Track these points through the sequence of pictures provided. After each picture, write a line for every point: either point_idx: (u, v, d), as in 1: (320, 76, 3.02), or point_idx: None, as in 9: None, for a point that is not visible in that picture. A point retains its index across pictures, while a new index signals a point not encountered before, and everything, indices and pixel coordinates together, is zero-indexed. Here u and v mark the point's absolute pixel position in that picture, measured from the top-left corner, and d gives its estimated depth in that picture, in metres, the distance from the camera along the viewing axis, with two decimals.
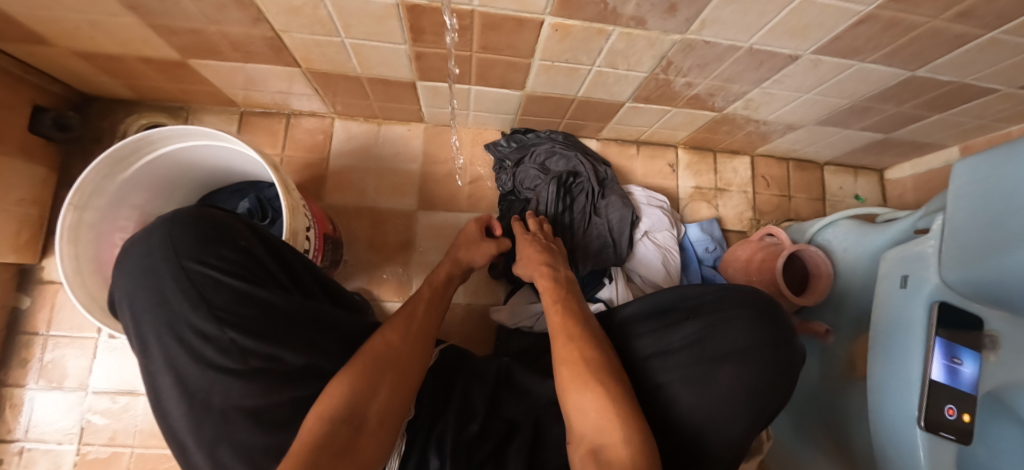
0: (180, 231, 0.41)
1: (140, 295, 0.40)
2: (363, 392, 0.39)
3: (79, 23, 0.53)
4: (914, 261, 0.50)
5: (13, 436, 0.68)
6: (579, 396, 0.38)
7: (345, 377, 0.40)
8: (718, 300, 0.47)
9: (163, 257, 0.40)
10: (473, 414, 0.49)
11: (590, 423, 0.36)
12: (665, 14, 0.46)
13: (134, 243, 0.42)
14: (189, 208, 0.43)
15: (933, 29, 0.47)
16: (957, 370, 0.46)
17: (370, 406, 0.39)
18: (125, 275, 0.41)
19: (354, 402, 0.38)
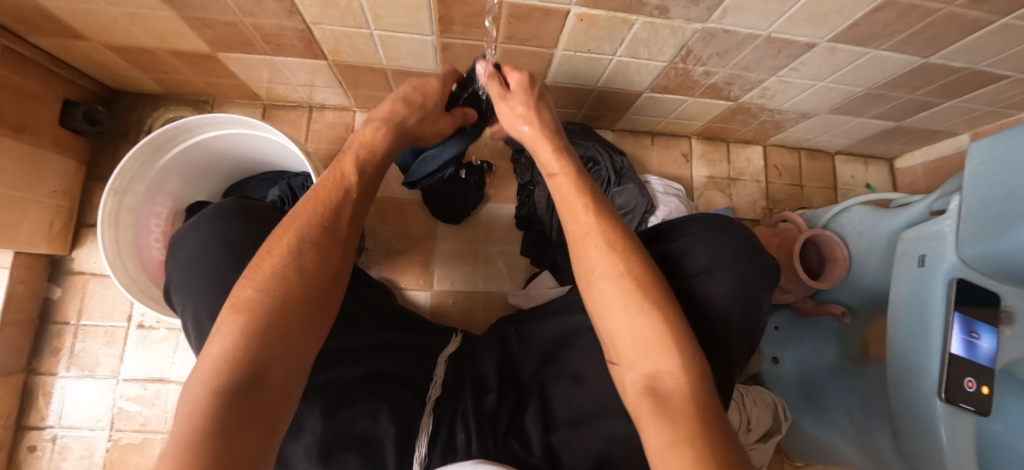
0: (230, 223, 0.42)
1: (189, 284, 0.40)
2: (270, 348, 0.32)
3: (116, 17, 0.55)
4: (932, 239, 0.51)
5: (46, 423, 0.69)
6: (620, 318, 0.35)
7: (228, 327, 0.31)
8: (699, 226, 0.46)
9: (217, 246, 0.41)
10: (487, 389, 0.50)
11: (644, 356, 0.34)
12: (690, 3, 0.48)
13: (184, 234, 0.43)
14: (229, 201, 0.45)
15: (948, 15, 0.49)
16: (976, 344, 0.47)
17: (275, 364, 0.32)
18: (177, 266, 0.41)
19: (257, 359, 0.31)
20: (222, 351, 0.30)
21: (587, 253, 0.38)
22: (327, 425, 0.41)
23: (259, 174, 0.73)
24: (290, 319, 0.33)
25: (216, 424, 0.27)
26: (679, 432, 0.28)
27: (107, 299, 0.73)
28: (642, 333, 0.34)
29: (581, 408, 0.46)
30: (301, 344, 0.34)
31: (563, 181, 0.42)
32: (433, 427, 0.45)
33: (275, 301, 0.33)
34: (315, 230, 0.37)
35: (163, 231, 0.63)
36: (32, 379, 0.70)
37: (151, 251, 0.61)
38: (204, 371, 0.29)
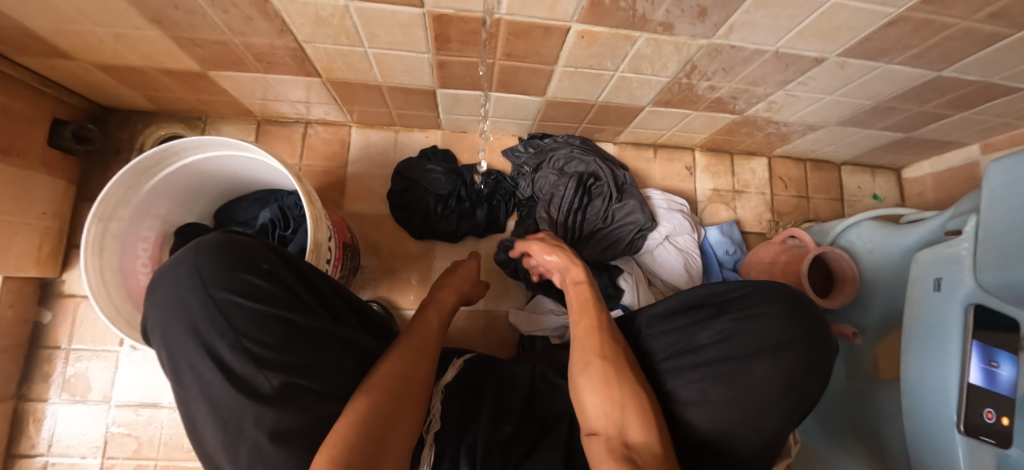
0: (206, 259, 0.39)
1: (171, 324, 0.37)
2: (381, 423, 0.35)
3: (102, 37, 0.53)
4: (948, 263, 0.49)
5: (37, 450, 0.67)
6: (590, 401, 0.39)
7: (359, 402, 0.36)
8: (747, 288, 0.46)
9: (190, 285, 0.38)
10: (507, 417, 0.49)
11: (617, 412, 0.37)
12: (695, 19, 0.46)
13: (163, 273, 0.39)
14: (214, 235, 0.41)
15: (964, 30, 0.47)
16: (996, 374, 0.45)
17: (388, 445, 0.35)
18: (155, 306, 0.38)
19: (376, 431, 0.34)
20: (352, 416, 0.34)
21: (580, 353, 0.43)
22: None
23: (250, 194, 0.71)
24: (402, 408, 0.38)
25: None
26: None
27: (99, 322, 0.71)
28: (612, 412, 0.37)
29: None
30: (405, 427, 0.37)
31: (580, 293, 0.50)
32: (434, 459, 0.43)
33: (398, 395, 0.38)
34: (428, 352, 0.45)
35: (149, 255, 0.60)
36: (22, 406, 0.68)
37: (138, 277, 0.57)
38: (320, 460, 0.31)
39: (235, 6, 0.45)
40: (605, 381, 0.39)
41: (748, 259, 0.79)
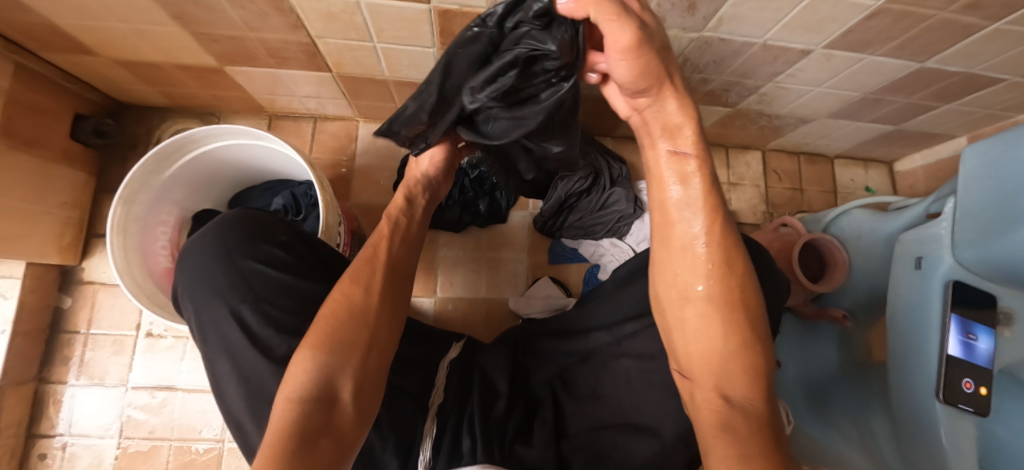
0: (231, 233, 0.43)
1: (199, 290, 0.42)
2: (331, 365, 0.35)
3: (125, 33, 0.56)
4: (930, 242, 0.51)
5: (56, 430, 0.70)
6: (696, 335, 0.35)
7: (309, 340, 0.36)
8: None
9: (218, 259, 0.42)
10: (498, 395, 0.52)
11: (718, 375, 0.34)
12: (685, 12, 0.49)
13: (191, 245, 0.44)
14: (236, 211, 0.46)
15: (941, 21, 0.49)
16: (975, 345, 0.48)
17: (342, 379, 0.36)
18: (186, 274, 0.43)
19: (326, 374, 0.35)
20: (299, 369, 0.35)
21: (677, 258, 0.37)
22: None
23: (262, 184, 0.75)
24: (347, 341, 0.37)
25: (289, 435, 0.31)
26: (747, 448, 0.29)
27: (117, 308, 0.75)
28: (721, 355, 0.34)
29: (598, 419, 0.50)
30: (365, 359, 0.37)
31: (693, 167, 0.36)
32: (437, 432, 0.47)
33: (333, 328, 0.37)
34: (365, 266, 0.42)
35: (168, 238, 0.65)
36: (42, 388, 0.71)
37: (157, 259, 0.62)
38: (280, 400, 0.34)
39: (252, 3, 0.48)
40: (718, 317, 0.34)
41: None
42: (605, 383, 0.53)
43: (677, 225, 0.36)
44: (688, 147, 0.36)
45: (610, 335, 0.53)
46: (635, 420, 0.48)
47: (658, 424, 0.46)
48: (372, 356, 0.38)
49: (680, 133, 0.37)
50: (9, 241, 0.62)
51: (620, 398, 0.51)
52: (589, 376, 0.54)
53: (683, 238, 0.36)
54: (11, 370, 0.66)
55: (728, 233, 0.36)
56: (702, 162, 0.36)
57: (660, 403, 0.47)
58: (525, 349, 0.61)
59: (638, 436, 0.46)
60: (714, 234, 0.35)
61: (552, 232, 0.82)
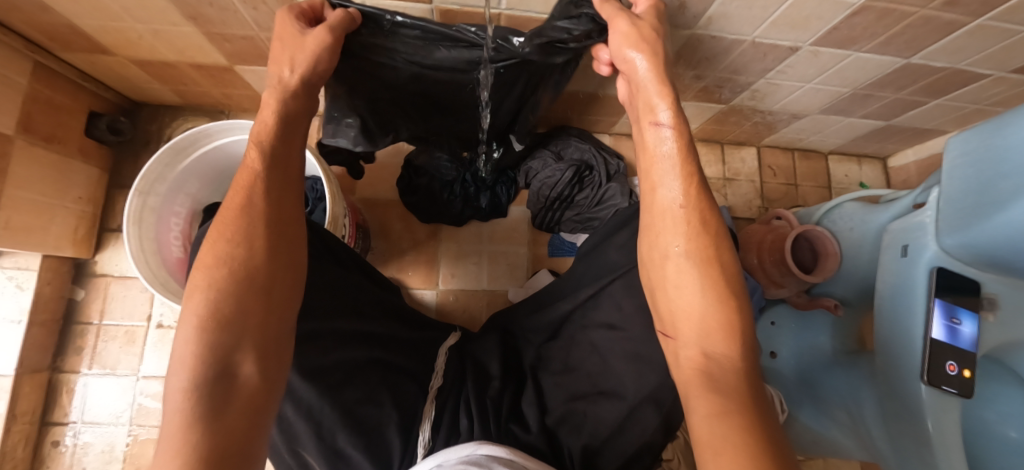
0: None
1: None
2: (222, 338, 0.30)
3: (143, 33, 0.59)
4: (914, 230, 0.53)
5: (69, 418, 0.72)
6: (683, 295, 0.38)
7: (196, 308, 0.31)
8: None
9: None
10: (490, 376, 0.57)
11: (702, 336, 0.35)
12: (676, 11, 0.51)
13: (205, 228, 0.49)
14: None
15: (923, 18, 0.51)
16: (958, 330, 0.50)
17: (241, 350, 0.30)
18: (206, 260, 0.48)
19: (218, 348, 0.29)
20: (184, 350, 0.29)
21: (662, 224, 0.41)
22: (338, 407, 0.44)
23: None
24: (241, 310, 0.32)
25: (190, 425, 0.26)
26: (728, 405, 0.30)
27: (128, 300, 0.77)
28: (706, 312, 0.36)
29: (573, 390, 0.54)
30: (270, 326, 0.33)
31: (668, 138, 0.41)
32: (436, 412, 0.51)
33: (219, 297, 0.31)
34: (239, 219, 0.35)
35: (181, 229, 0.68)
36: (56, 377, 0.73)
37: (171, 248, 0.66)
38: (176, 383, 0.28)
39: (264, 3, 0.51)
40: (700, 274, 0.37)
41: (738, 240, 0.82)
42: (576, 355, 0.57)
43: (658, 193, 0.41)
44: (665, 119, 0.41)
45: (571, 303, 0.61)
46: (603, 387, 0.52)
47: (620, 388, 0.50)
48: (272, 319, 0.33)
49: (657, 108, 0.42)
50: (28, 233, 0.65)
51: (589, 368, 0.55)
52: (562, 351, 0.60)
53: (664, 205, 0.40)
54: (27, 358, 0.69)
55: (704, 197, 0.40)
56: (678, 136, 0.41)
57: (622, 370, 0.51)
58: (513, 333, 0.67)
59: (606, 400, 0.51)
60: (689, 199, 0.39)
61: (551, 227, 0.83)
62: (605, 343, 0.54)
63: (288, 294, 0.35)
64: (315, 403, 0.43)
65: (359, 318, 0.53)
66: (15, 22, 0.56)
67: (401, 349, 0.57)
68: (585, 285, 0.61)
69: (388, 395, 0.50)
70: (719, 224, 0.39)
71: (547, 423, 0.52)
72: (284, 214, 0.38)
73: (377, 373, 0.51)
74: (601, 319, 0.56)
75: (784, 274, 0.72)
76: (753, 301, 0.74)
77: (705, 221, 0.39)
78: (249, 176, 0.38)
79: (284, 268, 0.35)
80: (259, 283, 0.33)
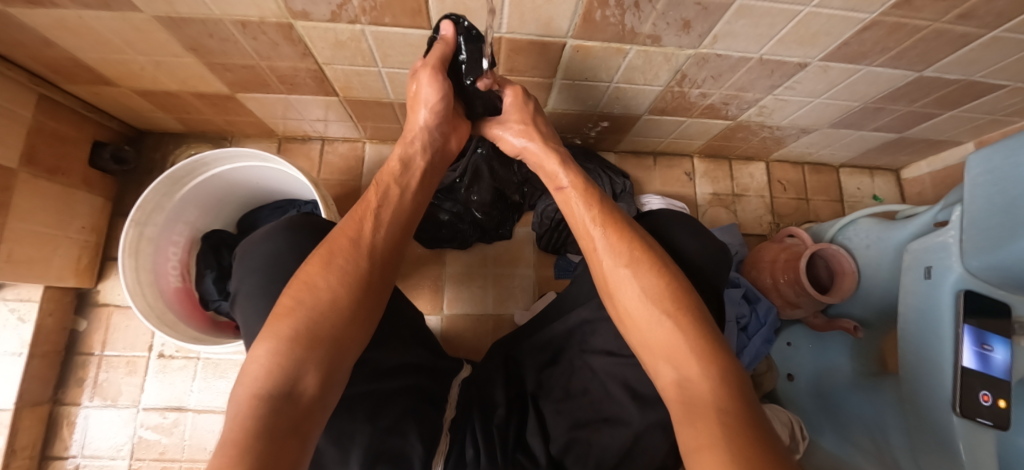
0: (302, 237, 0.49)
1: (274, 286, 0.45)
2: (299, 358, 0.36)
3: (144, 64, 0.59)
4: (937, 252, 0.51)
5: (70, 452, 0.71)
6: (649, 323, 0.40)
7: (274, 325, 0.37)
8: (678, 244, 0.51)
9: (289, 255, 0.47)
10: (496, 404, 0.55)
11: (671, 366, 0.38)
12: (680, 31, 0.50)
13: (256, 242, 0.49)
14: (298, 217, 0.52)
15: (935, 32, 0.50)
16: (990, 357, 0.47)
17: (308, 371, 0.36)
18: (256, 272, 0.46)
19: (295, 365, 0.36)
20: (263, 359, 0.36)
21: (599, 269, 0.45)
22: (374, 433, 0.45)
23: (271, 203, 0.77)
24: (322, 335, 0.38)
25: (251, 428, 0.32)
26: (706, 437, 0.31)
27: (131, 330, 0.76)
28: (671, 340, 0.38)
29: (575, 417, 0.53)
30: (336, 353, 0.38)
31: (572, 193, 0.49)
32: (450, 446, 0.49)
33: (312, 317, 0.38)
34: (347, 247, 0.43)
35: (179, 259, 0.68)
36: (57, 409, 0.73)
37: (168, 278, 0.65)
38: (245, 390, 0.35)
39: (263, 33, 0.50)
40: (646, 299, 0.41)
41: (751, 259, 0.80)
42: (578, 381, 0.56)
43: (586, 240, 0.47)
44: (565, 182, 0.51)
45: (565, 325, 0.58)
46: (606, 414, 0.51)
47: (624, 414, 0.49)
48: (339, 349, 0.38)
49: (556, 175, 0.52)
50: (30, 264, 0.65)
51: (592, 394, 0.53)
52: (562, 377, 0.57)
53: (593, 250, 0.46)
54: (27, 391, 0.68)
55: (624, 230, 0.45)
56: (576, 185, 0.50)
57: (621, 397, 0.50)
58: (514, 359, 0.62)
59: (609, 427, 0.50)
60: (610, 234, 0.45)
61: (557, 249, 0.81)
62: (605, 369, 0.53)
63: (357, 326, 0.41)
64: (357, 428, 0.44)
65: (378, 345, 0.49)
66: (19, 57, 0.57)
67: (429, 374, 0.56)
68: (579, 305, 0.57)
69: (414, 424, 0.48)
70: (641, 240, 0.44)
71: (552, 452, 0.51)
72: (381, 250, 0.46)
73: (406, 400, 0.50)
74: (600, 345, 0.54)
75: (800, 295, 0.69)
76: (767, 327, 0.72)
77: (635, 246, 0.43)
78: (364, 209, 0.47)
79: (363, 299, 0.42)
80: (343, 310, 0.40)
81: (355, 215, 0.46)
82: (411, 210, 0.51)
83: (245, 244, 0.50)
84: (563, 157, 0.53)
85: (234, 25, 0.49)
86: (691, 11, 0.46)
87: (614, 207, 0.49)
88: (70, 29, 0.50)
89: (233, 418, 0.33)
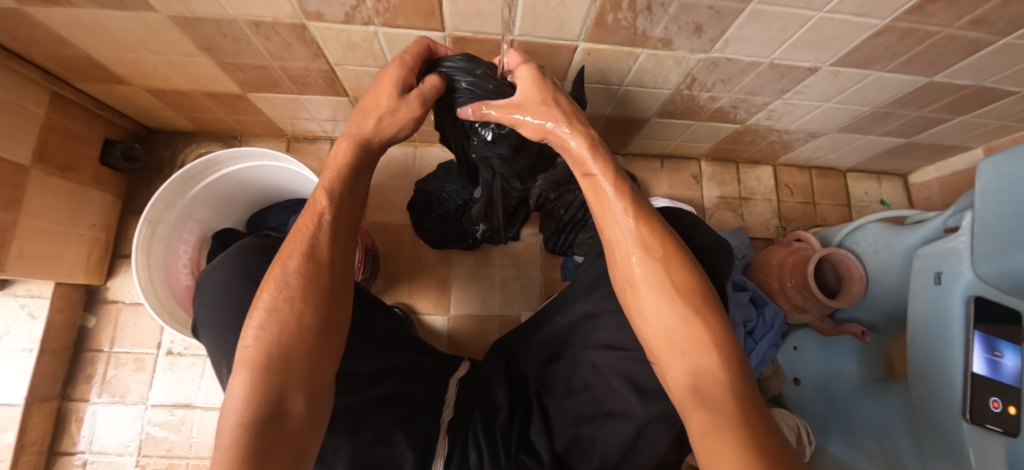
0: (248, 260, 0.49)
1: (223, 316, 0.46)
2: (279, 382, 0.36)
3: (158, 64, 0.59)
4: (947, 257, 0.51)
5: (78, 448, 0.72)
6: (653, 306, 0.39)
7: (242, 361, 0.37)
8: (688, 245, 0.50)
9: (239, 279, 0.47)
10: (498, 405, 0.54)
11: (681, 355, 0.38)
12: (692, 35, 0.50)
13: (211, 270, 0.50)
14: (247, 241, 0.52)
15: (947, 37, 0.50)
16: (999, 363, 0.47)
17: (292, 393, 0.37)
18: (206, 303, 0.48)
19: (275, 392, 0.36)
20: (243, 390, 0.35)
21: (622, 259, 0.42)
22: (358, 445, 0.45)
23: (280, 202, 0.77)
24: (296, 353, 0.38)
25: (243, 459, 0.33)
26: (717, 419, 0.32)
27: (139, 327, 0.77)
28: (674, 319, 0.38)
29: (577, 413, 0.53)
30: (317, 368, 0.39)
31: (602, 182, 0.44)
32: (447, 450, 0.48)
33: (280, 343, 0.38)
34: (303, 264, 0.41)
35: (189, 257, 0.68)
36: (65, 406, 0.73)
37: (179, 277, 0.66)
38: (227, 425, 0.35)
39: (277, 34, 0.51)
40: (664, 289, 0.39)
41: (758, 263, 0.80)
42: (579, 376, 0.55)
43: (611, 231, 0.43)
44: (595, 168, 0.44)
45: (566, 318, 0.57)
46: (608, 408, 0.51)
47: (626, 408, 0.49)
48: (319, 364, 0.39)
49: (586, 153, 0.44)
50: (42, 261, 0.65)
51: (595, 390, 0.53)
52: (566, 373, 0.57)
53: (616, 241, 0.43)
54: (36, 387, 0.68)
55: (650, 222, 0.42)
56: (608, 172, 0.44)
57: (624, 391, 0.50)
58: (516, 359, 0.62)
59: (612, 422, 0.50)
60: (636, 224, 0.42)
61: (564, 250, 0.81)
62: (607, 363, 0.52)
63: (331, 337, 0.41)
64: (338, 444, 0.44)
65: (353, 354, 0.50)
66: (34, 55, 0.57)
67: (416, 378, 0.56)
68: (580, 299, 0.56)
69: (401, 432, 0.48)
70: (671, 237, 0.42)
71: (557, 450, 0.52)
72: (338, 260, 0.44)
73: (392, 409, 0.50)
74: (601, 339, 0.54)
75: (807, 300, 0.69)
76: (773, 329, 0.72)
77: (665, 241, 0.41)
78: (314, 220, 0.43)
79: (329, 310, 0.41)
80: (311, 328, 0.39)
81: (302, 228, 0.43)
82: (358, 210, 0.48)
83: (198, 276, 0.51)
84: (592, 139, 0.45)
85: (248, 26, 0.49)
86: (703, 16, 0.46)
87: (646, 202, 0.44)
88: (85, 28, 0.51)
89: (221, 453, 0.33)
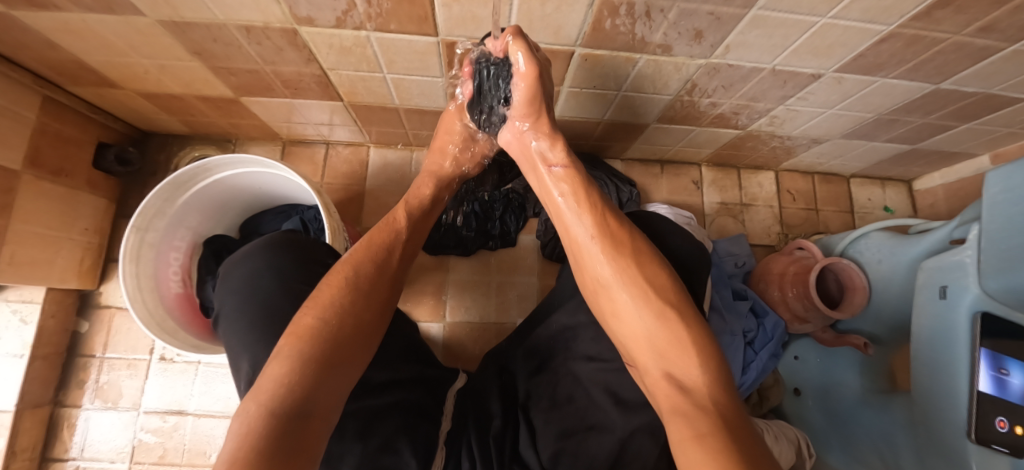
0: (282, 256, 0.50)
1: (250, 309, 0.46)
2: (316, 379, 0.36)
3: (148, 67, 0.58)
4: (953, 271, 0.49)
5: (70, 454, 0.71)
6: (634, 318, 0.38)
7: (292, 346, 0.38)
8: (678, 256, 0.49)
9: (268, 274, 0.48)
10: (490, 416, 0.53)
11: (660, 359, 0.37)
12: (692, 41, 0.49)
13: (235, 265, 0.51)
14: (278, 235, 0.53)
15: (955, 45, 0.48)
16: (1006, 381, 0.43)
17: (324, 393, 0.37)
18: (234, 294, 0.48)
19: (316, 386, 0.36)
20: (282, 376, 0.35)
21: (589, 264, 0.41)
22: (366, 452, 0.44)
23: (274, 208, 0.76)
24: (339, 354, 0.39)
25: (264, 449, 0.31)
26: (700, 427, 0.31)
27: (132, 333, 0.76)
28: (661, 334, 0.37)
29: (562, 425, 0.51)
30: (350, 375, 0.40)
31: (559, 188, 0.45)
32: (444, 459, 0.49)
33: (331, 338, 0.39)
34: (370, 269, 0.46)
35: (180, 264, 0.68)
36: (57, 411, 0.73)
37: (170, 284, 0.65)
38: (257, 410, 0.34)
39: (268, 38, 0.50)
40: (640, 293, 0.38)
41: (759, 271, 0.79)
42: (562, 388, 0.54)
43: (572, 234, 0.43)
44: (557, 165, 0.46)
45: (548, 331, 0.58)
46: (591, 422, 0.50)
47: (607, 420, 0.49)
48: (353, 371, 0.40)
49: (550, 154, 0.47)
50: (32, 266, 0.64)
51: (578, 403, 0.52)
52: (549, 385, 0.56)
53: (576, 242, 0.43)
54: (27, 393, 0.68)
55: (609, 222, 0.42)
56: (567, 175, 0.45)
57: (605, 404, 0.50)
58: (509, 370, 0.62)
59: (595, 436, 0.49)
60: (595, 224, 0.42)
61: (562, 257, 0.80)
62: (589, 375, 0.52)
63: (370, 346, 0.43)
64: (347, 448, 0.43)
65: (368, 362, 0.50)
66: (23, 59, 0.56)
67: (423, 385, 0.55)
68: (558, 312, 0.58)
69: (407, 440, 0.47)
70: (636, 236, 0.41)
71: None
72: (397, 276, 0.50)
73: (399, 416, 0.49)
74: (582, 351, 0.54)
75: (806, 309, 0.68)
76: (773, 338, 0.71)
77: (630, 242, 0.40)
78: (389, 234, 0.51)
79: (377, 323, 0.45)
80: (362, 333, 0.42)
81: (377, 238, 0.50)
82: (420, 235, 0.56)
83: (222, 269, 0.52)
84: None
85: (238, 31, 0.48)
86: (703, 22, 0.45)
87: (607, 202, 0.44)
88: (73, 31, 0.50)
89: (236, 441, 0.32)
